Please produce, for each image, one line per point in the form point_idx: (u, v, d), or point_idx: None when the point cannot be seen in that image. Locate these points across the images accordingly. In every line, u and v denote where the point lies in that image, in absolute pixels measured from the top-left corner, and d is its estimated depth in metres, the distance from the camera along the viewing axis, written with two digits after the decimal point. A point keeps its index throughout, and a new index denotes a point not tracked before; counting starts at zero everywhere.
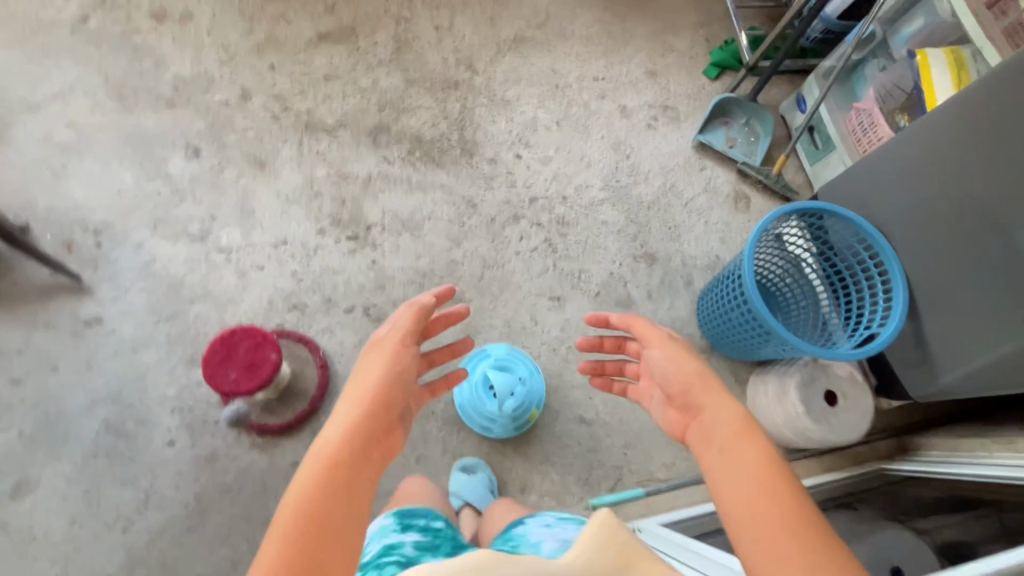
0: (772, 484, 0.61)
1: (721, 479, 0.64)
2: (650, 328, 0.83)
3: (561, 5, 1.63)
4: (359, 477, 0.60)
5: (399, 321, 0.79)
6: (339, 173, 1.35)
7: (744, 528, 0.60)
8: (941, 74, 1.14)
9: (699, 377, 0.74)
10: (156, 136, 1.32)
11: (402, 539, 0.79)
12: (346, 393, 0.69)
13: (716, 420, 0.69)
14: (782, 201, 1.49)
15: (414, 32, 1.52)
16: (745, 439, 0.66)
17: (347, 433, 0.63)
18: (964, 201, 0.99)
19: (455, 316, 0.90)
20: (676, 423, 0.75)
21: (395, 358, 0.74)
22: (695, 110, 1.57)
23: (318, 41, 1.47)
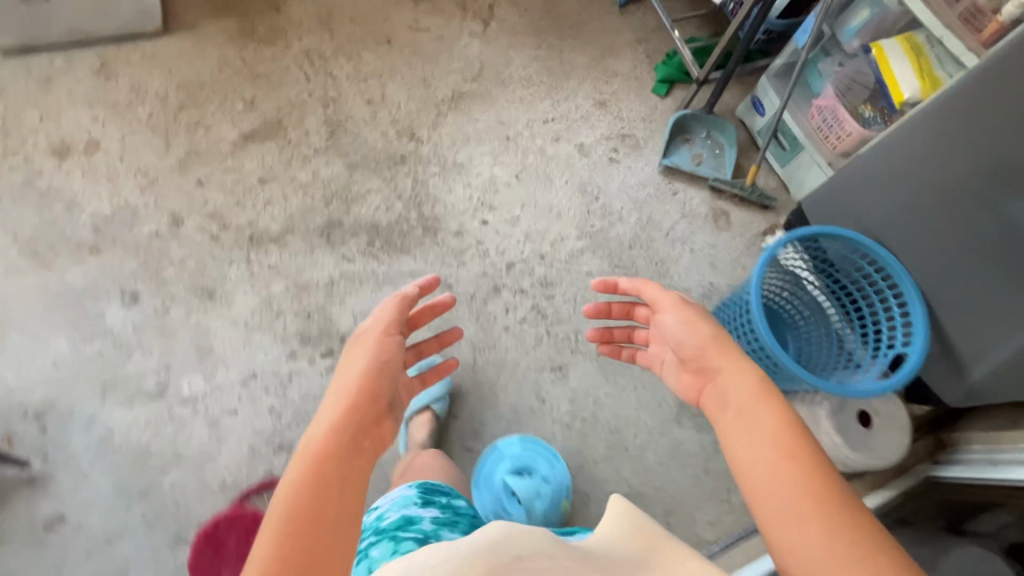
0: (790, 443, 0.56)
1: (733, 440, 0.59)
2: (663, 293, 0.78)
3: (492, 50, 1.55)
4: (351, 471, 0.55)
5: (386, 311, 0.75)
6: (297, 285, 1.23)
7: (758, 485, 0.55)
8: (902, 66, 1.09)
9: (718, 339, 0.68)
10: (85, 290, 1.18)
11: (421, 513, 0.75)
12: (334, 384, 0.65)
13: (730, 382, 0.64)
14: (762, 209, 1.43)
15: (345, 111, 1.42)
16: (763, 399, 0.60)
17: (335, 425, 0.58)
18: (963, 201, 0.95)
19: (440, 305, 0.88)
20: (690, 390, 0.69)
21: (379, 342, 0.70)
22: (654, 132, 1.51)
23: (245, 142, 1.35)
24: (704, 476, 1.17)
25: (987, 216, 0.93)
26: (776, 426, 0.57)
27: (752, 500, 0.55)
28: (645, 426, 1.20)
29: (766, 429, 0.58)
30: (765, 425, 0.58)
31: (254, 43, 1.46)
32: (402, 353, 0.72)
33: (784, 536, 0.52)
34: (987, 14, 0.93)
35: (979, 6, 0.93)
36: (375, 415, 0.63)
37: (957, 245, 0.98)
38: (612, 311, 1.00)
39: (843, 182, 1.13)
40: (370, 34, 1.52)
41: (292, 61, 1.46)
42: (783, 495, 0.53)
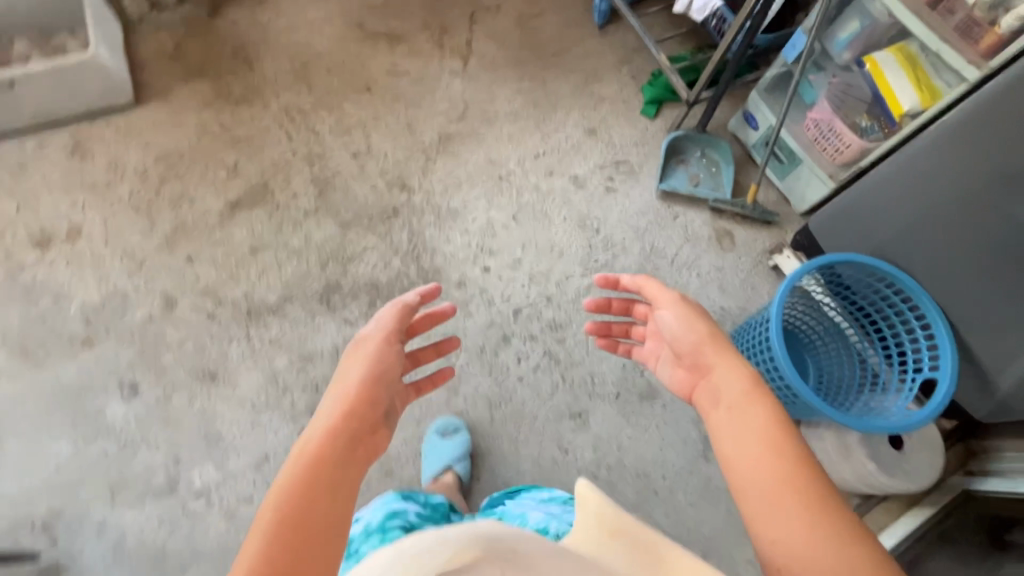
0: (779, 443, 0.57)
1: (726, 439, 0.60)
2: (661, 290, 0.80)
3: (475, 87, 1.52)
4: (345, 481, 0.52)
5: (388, 318, 0.71)
6: (301, 357, 1.19)
7: (749, 484, 0.56)
8: (898, 78, 1.08)
9: (712, 335, 0.71)
10: (82, 386, 1.13)
11: (406, 506, 0.87)
12: (332, 393, 0.61)
13: (724, 384, 0.66)
14: (765, 226, 1.41)
15: (332, 167, 1.38)
16: (757, 400, 0.62)
17: (333, 427, 0.55)
18: (984, 218, 0.93)
19: (442, 313, 0.83)
20: (684, 384, 0.73)
21: (381, 351, 0.67)
22: (648, 156, 1.48)
23: (232, 210, 1.31)
24: (738, 512, 1.15)
25: (1009, 233, 0.92)
26: (766, 428, 0.59)
27: (740, 499, 0.56)
28: (672, 465, 1.17)
29: (757, 430, 0.59)
30: (756, 426, 0.60)
31: (232, 105, 1.42)
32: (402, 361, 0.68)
33: (770, 532, 0.53)
34: (983, 25, 0.90)
35: (976, 19, 0.91)
36: (372, 423, 0.58)
37: (978, 260, 0.96)
38: (612, 306, 0.97)
39: (854, 199, 1.09)
40: (348, 84, 1.48)
41: (272, 119, 1.42)
42: (770, 493, 0.54)
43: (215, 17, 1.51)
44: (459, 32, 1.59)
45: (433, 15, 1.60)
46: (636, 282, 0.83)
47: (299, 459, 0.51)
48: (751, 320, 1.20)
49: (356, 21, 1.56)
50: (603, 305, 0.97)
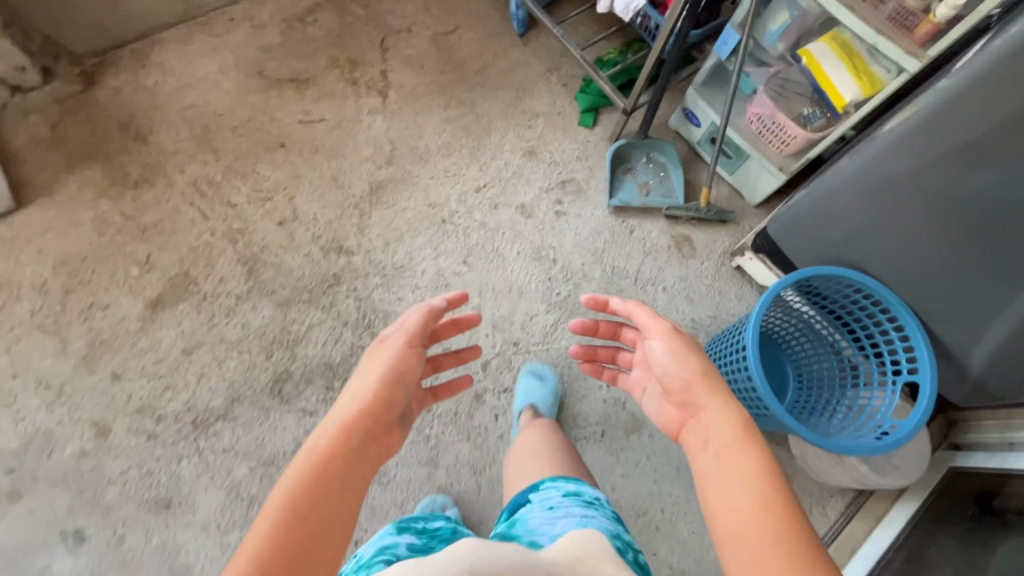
0: (768, 496, 0.55)
1: (711, 485, 0.58)
2: (653, 318, 0.75)
3: (399, 124, 1.40)
4: (351, 481, 0.56)
5: (411, 323, 0.73)
6: (263, 462, 1.10)
7: (732, 537, 0.54)
8: (837, 70, 1.03)
9: (704, 375, 0.67)
10: (19, 546, 1.01)
11: (396, 539, 0.69)
12: (354, 389, 0.65)
13: (713, 429, 0.62)
14: (722, 225, 1.37)
15: (258, 241, 1.26)
16: (747, 446, 0.59)
17: (343, 433, 0.59)
18: (954, 210, 0.88)
19: (467, 320, 0.86)
20: (672, 421, 0.69)
21: (403, 352, 0.69)
22: (593, 170, 1.41)
23: (153, 311, 1.18)
24: None
25: (994, 223, 0.85)
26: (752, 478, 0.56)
27: (727, 547, 0.54)
28: (670, 497, 1.15)
29: (744, 480, 0.56)
30: (743, 474, 0.57)
31: (130, 189, 1.27)
32: (420, 366, 0.70)
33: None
34: (917, 14, 0.86)
35: (909, 7, 0.87)
36: (383, 424, 0.63)
37: (956, 251, 0.92)
38: (599, 329, 0.92)
39: (817, 200, 1.05)
40: (259, 142, 1.34)
41: (180, 198, 1.27)
42: (753, 545, 0.52)
43: (91, 89, 1.34)
44: (371, 63, 1.46)
45: (340, 49, 1.46)
46: (627, 309, 0.78)
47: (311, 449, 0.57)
48: (724, 333, 1.17)
49: (256, 69, 1.41)
50: (589, 327, 0.92)
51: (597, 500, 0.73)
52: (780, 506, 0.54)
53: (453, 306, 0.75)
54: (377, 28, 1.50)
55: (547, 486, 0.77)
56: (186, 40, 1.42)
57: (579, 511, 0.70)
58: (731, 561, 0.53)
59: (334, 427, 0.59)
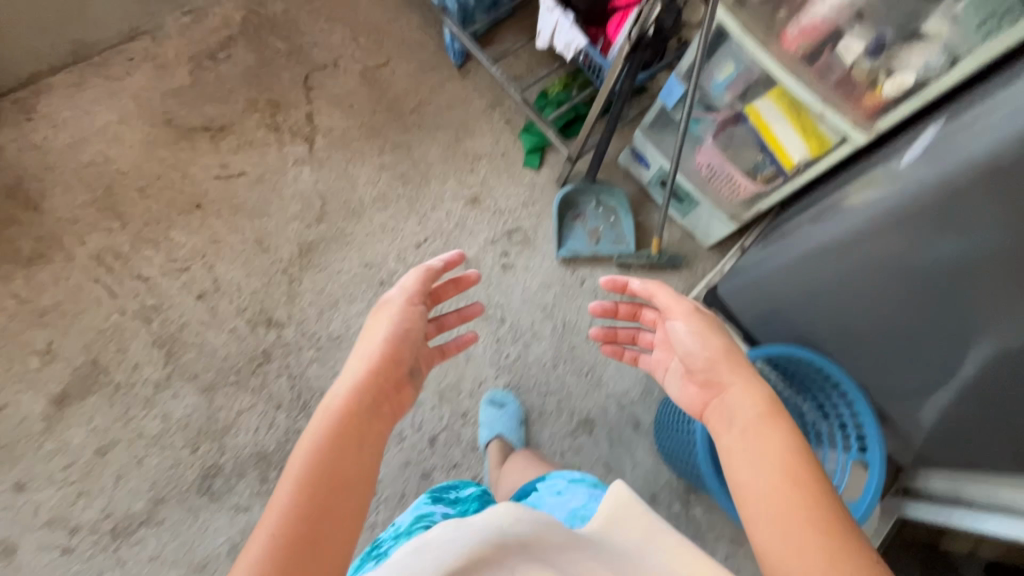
0: (797, 470, 0.53)
1: (739, 464, 0.56)
2: (675, 299, 0.71)
3: (329, 175, 1.29)
4: (369, 439, 0.55)
5: (409, 283, 0.71)
6: (192, 569, 1.02)
7: (762, 512, 0.52)
8: (784, 129, 0.98)
9: (724, 354, 0.64)
10: None
11: (432, 508, 0.70)
12: (360, 351, 0.63)
13: (739, 406, 0.60)
14: (675, 271, 1.33)
15: (176, 318, 1.15)
16: (775, 422, 0.57)
17: (354, 393, 0.58)
18: (911, 272, 0.78)
19: (467, 283, 0.78)
20: (694, 400, 0.66)
21: (403, 312, 0.68)
22: (540, 217, 1.33)
23: (58, 409, 1.07)
24: None
25: (974, 307, 0.75)
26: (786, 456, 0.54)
27: (754, 520, 0.52)
28: None
29: (775, 453, 0.54)
30: (771, 453, 0.54)
31: (23, 268, 1.13)
32: (422, 326, 0.69)
33: (779, 557, 0.49)
34: (862, 85, 0.81)
35: (853, 77, 0.81)
36: (392, 385, 0.61)
37: (917, 309, 0.83)
38: (620, 312, 0.87)
39: (777, 270, 1.00)
40: (171, 203, 1.21)
41: (81, 274, 1.14)
42: (786, 522, 0.50)
43: None
44: (295, 105, 1.33)
45: (259, 90, 1.33)
46: (646, 291, 0.74)
47: (329, 408, 0.56)
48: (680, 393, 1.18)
49: (162, 117, 1.27)
50: (609, 310, 0.88)
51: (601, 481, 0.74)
52: (812, 486, 0.52)
53: (450, 267, 0.73)
54: (300, 64, 1.37)
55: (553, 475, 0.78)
56: (78, 85, 1.26)
57: (584, 492, 0.71)
58: (760, 541, 0.51)
59: (345, 387, 0.58)
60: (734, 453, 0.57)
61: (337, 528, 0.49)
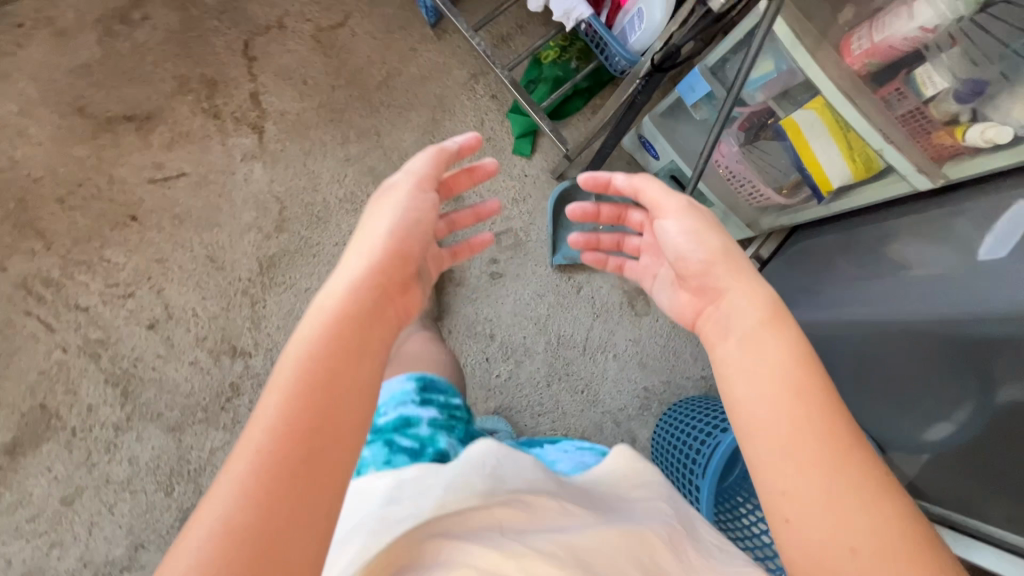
0: (800, 381, 0.43)
1: (737, 376, 0.45)
2: (664, 194, 0.57)
3: (285, 172, 1.10)
4: (369, 353, 0.41)
5: (419, 167, 0.55)
6: None
7: (761, 434, 0.42)
8: (825, 149, 0.81)
9: (723, 258, 0.52)
10: None
11: (421, 415, 0.64)
12: (360, 245, 0.48)
13: (736, 309, 0.49)
14: None
15: (128, 353, 1.02)
16: (780, 330, 0.46)
17: (353, 293, 0.44)
18: (933, 349, 0.66)
19: (484, 174, 0.63)
20: (687, 310, 0.55)
21: (411, 201, 0.52)
22: (533, 216, 1.18)
23: (12, 459, 0.98)
24: None
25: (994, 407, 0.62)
26: (790, 365, 0.44)
27: (746, 439, 0.43)
28: None
29: (775, 366, 0.44)
30: (770, 361, 0.44)
31: None
32: (436, 217, 0.54)
33: (784, 486, 0.40)
34: (936, 122, 0.65)
35: (926, 112, 0.65)
36: (398, 284, 0.47)
37: (943, 383, 0.67)
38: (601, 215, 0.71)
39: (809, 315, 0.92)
40: (101, 216, 1.04)
41: (10, 306, 1.00)
42: (793, 450, 0.41)
43: None
44: (236, 82, 1.10)
45: (189, 63, 1.08)
46: (629, 187, 0.58)
47: (321, 316, 0.41)
48: (694, 401, 1.12)
49: (73, 105, 1.04)
50: (589, 215, 0.71)
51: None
52: (819, 395, 0.43)
53: (466, 154, 0.58)
54: (236, 25, 1.11)
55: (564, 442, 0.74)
56: None
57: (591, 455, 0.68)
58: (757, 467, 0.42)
59: (338, 290, 0.44)
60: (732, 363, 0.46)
61: (339, 467, 0.36)
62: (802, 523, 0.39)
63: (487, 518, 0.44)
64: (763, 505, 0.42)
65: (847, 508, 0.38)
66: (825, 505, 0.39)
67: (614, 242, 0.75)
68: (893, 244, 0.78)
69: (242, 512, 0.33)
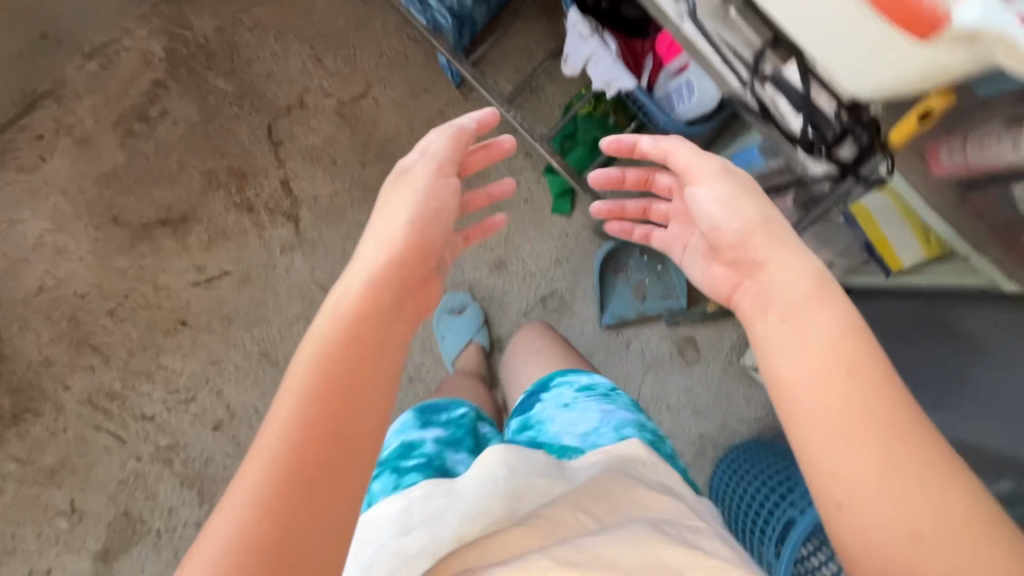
0: (854, 361, 0.40)
1: (778, 351, 0.43)
2: (696, 158, 0.54)
3: (325, 259, 1.07)
4: (383, 367, 0.41)
5: (439, 150, 0.54)
6: None
7: (803, 410, 0.40)
8: (900, 234, 0.79)
9: (761, 227, 0.48)
10: None
11: (422, 438, 0.64)
12: (379, 237, 0.49)
13: (784, 279, 0.45)
14: (731, 323, 1.19)
15: (197, 455, 1.04)
16: (826, 303, 0.43)
17: (370, 297, 0.43)
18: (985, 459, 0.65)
19: (500, 153, 0.60)
20: (719, 284, 0.52)
21: (432, 189, 0.52)
22: (577, 275, 1.16)
23: (104, 566, 1.02)
24: None
25: None
26: (838, 338, 0.41)
27: (791, 420, 0.41)
28: None
29: (820, 339, 0.42)
30: (819, 340, 0.41)
31: (12, 426, 1.01)
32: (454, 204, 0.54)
33: (824, 462, 0.38)
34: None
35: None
36: (415, 284, 0.47)
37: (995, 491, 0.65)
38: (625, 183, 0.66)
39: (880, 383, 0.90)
40: (151, 324, 1.04)
41: (79, 423, 1.02)
42: (844, 425, 0.38)
43: None
44: (264, 170, 1.06)
45: (214, 155, 1.05)
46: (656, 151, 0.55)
47: (332, 313, 0.42)
48: (753, 446, 1.13)
49: (107, 213, 1.03)
50: (611, 181, 0.66)
51: (613, 391, 0.70)
52: (875, 371, 0.40)
53: (484, 133, 0.57)
54: (257, 108, 1.06)
55: (556, 385, 0.72)
56: None
57: (594, 408, 0.66)
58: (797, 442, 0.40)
59: (356, 289, 0.44)
60: (775, 338, 0.43)
61: (355, 480, 0.36)
62: (851, 508, 0.37)
63: (519, 542, 0.47)
64: (811, 491, 0.39)
65: (906, 490, 0.36)
66: (882, 488, 0.36)
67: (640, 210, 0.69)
68: (984, 333, 0.74)
69: (265, 526, 0.33)
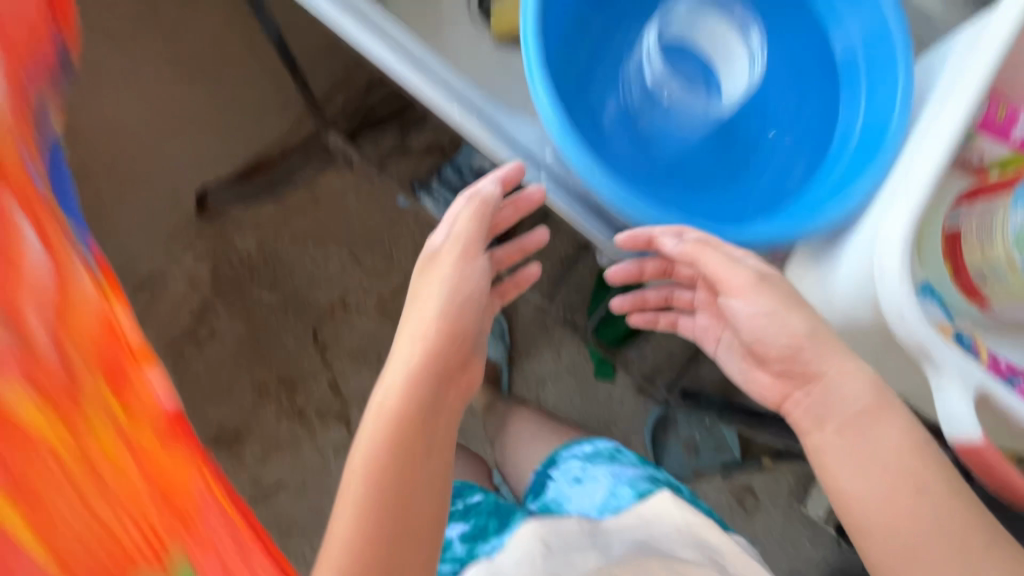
0: (914, 477, 0.47)
1: (846, 471, 0.49)
2: (726, 266, 0.52)
3: None
4: (428, 475, 0.50)
5: (462, 228, 0.55)
6: None
7: (877, 527, 0.47)
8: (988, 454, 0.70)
9: (812, 340, 0.50)
10: None
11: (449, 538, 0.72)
12: (415, 328, 0.54)
13: (849, 395, 0.49)
14: (788, 470, 1.18)
15: None
16: (885, 418, 0.49)
17: (405, 397, 0.51)
18: None
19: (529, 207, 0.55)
20: (771, 391, 0.56)
21: (458, 275, 0.55)
22: (627, 437, 1.15)
23: None
24: None
25: None
26: (903, 453, 0.48)
27: (861, 518, 0.48)
28: None
29: (884, 452, 0.48)
30: (883, 459, 0.48)
31: None
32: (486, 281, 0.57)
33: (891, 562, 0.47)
34: None
35: None
36: (456, 367, 0.55)
37: None
38: (647, 276, 0.62)
39: None
40: None
41: None
42: (909, 532, 0.46)
43: None
44: (313, 374, 1.08)
45: (264, 366, 1.07)
46: (682, 253, 0.53)
47: (384, 415, 0.51)
48: None
49: None
50: (631, 277, 0.62)
51: (618, 452, 0.80)
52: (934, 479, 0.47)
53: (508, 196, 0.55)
54: (302, 313, 1.09)
55: (567, 454, 0.83)
56: None
57: (604, 470, 0.77)
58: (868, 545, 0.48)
59: (396, 389, 0.52)
60: (846, 459, 0.49)
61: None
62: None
63: None
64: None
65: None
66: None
67: (662, 298, 0.69)
68: None
69: None
